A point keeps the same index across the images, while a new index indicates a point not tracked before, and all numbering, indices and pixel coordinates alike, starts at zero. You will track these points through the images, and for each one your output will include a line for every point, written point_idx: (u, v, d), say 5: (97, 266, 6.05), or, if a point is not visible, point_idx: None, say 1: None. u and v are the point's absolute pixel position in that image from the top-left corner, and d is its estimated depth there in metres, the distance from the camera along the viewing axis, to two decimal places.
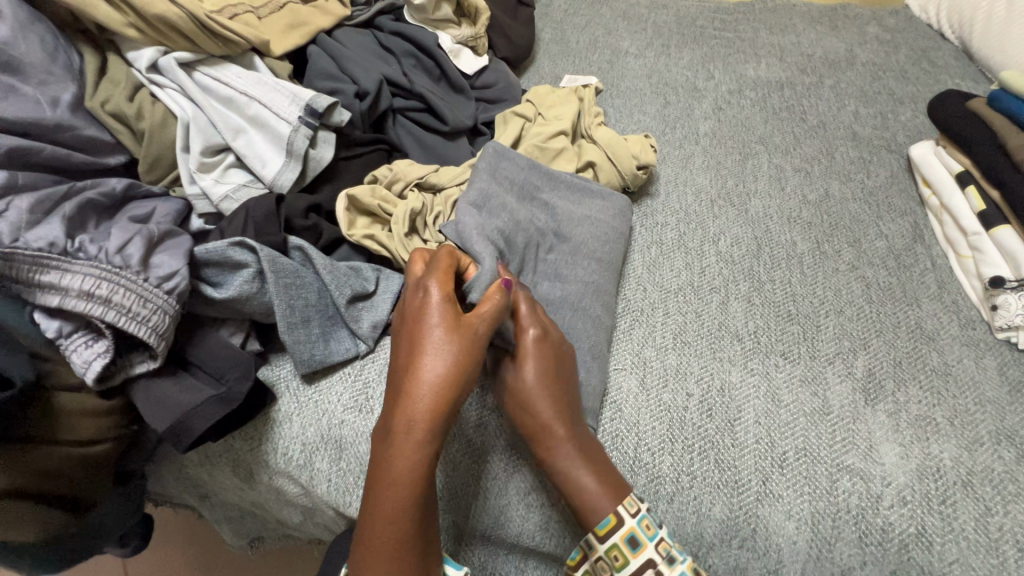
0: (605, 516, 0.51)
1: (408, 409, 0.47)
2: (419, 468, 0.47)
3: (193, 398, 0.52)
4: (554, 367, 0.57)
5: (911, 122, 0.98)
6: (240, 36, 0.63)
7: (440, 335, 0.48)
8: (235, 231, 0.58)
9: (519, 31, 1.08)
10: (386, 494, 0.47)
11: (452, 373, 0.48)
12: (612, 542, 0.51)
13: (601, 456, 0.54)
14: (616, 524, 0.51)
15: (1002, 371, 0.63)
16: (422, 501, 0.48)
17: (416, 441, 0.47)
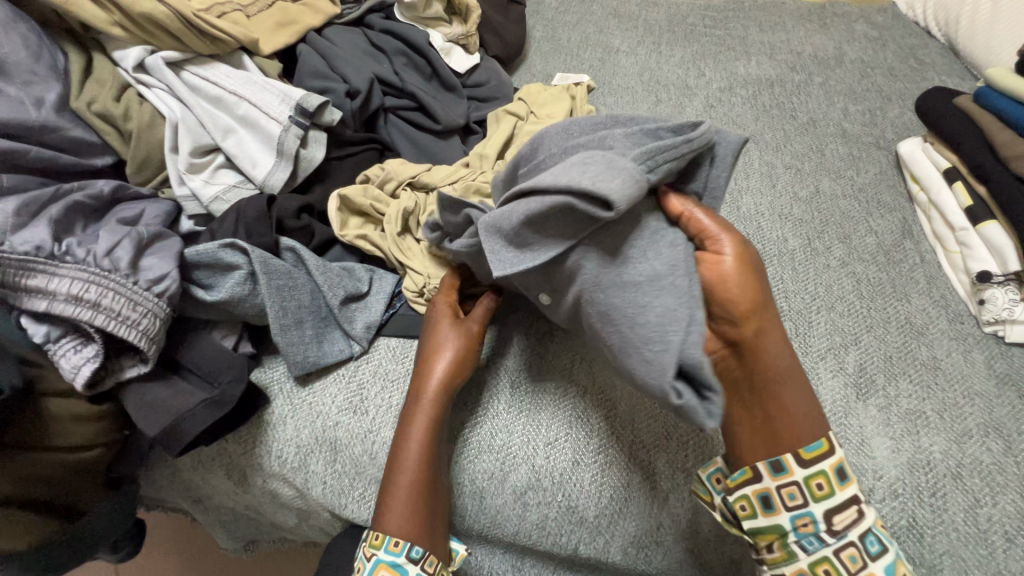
0: (816, 439, 0.47)
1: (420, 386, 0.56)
2: (428, 431, 0.54)
3: (185, 402, 0.51)
4: None
5: (899, 119, 0.99)
6: (227, 35, 0.62)
7: (447, 329, 0.58)
8: (226, 233, 0.58)
9: (510, 29, 1.07)
10: (400, 456, 0.53)
11: (457, 355, 0.57)
12: (818, 470, 0.46)
13: None
14: (827, 451, 0.46)
15: (990, 364, 0.64)
16: (434, 465, 0.53)
17: (427, 410, 0.55)
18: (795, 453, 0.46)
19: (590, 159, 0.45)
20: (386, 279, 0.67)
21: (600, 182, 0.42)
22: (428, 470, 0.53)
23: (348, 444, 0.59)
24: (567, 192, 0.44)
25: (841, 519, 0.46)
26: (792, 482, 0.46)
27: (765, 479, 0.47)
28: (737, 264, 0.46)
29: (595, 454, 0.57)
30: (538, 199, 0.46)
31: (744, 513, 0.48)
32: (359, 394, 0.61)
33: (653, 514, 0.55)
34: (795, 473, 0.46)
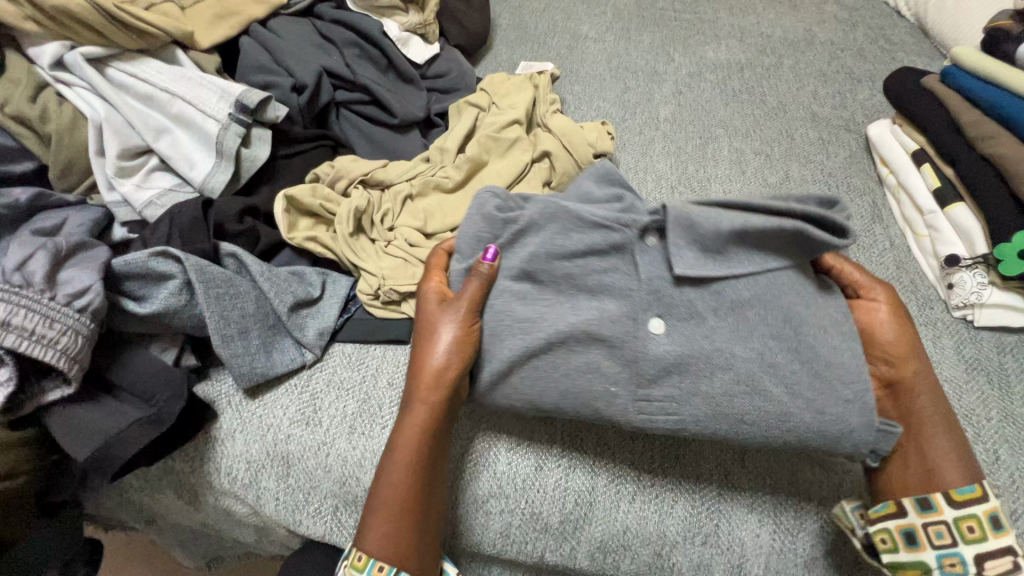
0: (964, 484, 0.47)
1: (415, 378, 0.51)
2: (420, 433, 0.50)
3: (117, 423, 0.48)
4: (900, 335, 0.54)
5: (869, 101, 0.98)
6: (156, 27, 0.59)
7: (441, 313, 0.53)
8: (159, 240, 0.54)
9: (472, 17, 1.04)
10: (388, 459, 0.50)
11: (452, 346, 0.51)
12: (970, 511, 0.46)
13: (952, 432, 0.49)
14: (980, 496, 0.46)
15: (959, 349, 0.63)
16: (426, 470, 0.50)
17: (422, 406, 0.50)
18: (945, 491, 0.47)
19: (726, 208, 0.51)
20: (340, 282, 0.64)
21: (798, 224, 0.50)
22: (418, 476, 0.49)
23: (301, 458, 0.56)
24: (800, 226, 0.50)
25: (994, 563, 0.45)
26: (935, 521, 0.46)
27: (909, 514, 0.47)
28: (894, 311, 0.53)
29: (558, 457, 0.55)
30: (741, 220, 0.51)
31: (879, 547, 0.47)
32: (312, 404, 0.58)
33: (620, 518, 0.53)
34: (943, 512, 0.47)
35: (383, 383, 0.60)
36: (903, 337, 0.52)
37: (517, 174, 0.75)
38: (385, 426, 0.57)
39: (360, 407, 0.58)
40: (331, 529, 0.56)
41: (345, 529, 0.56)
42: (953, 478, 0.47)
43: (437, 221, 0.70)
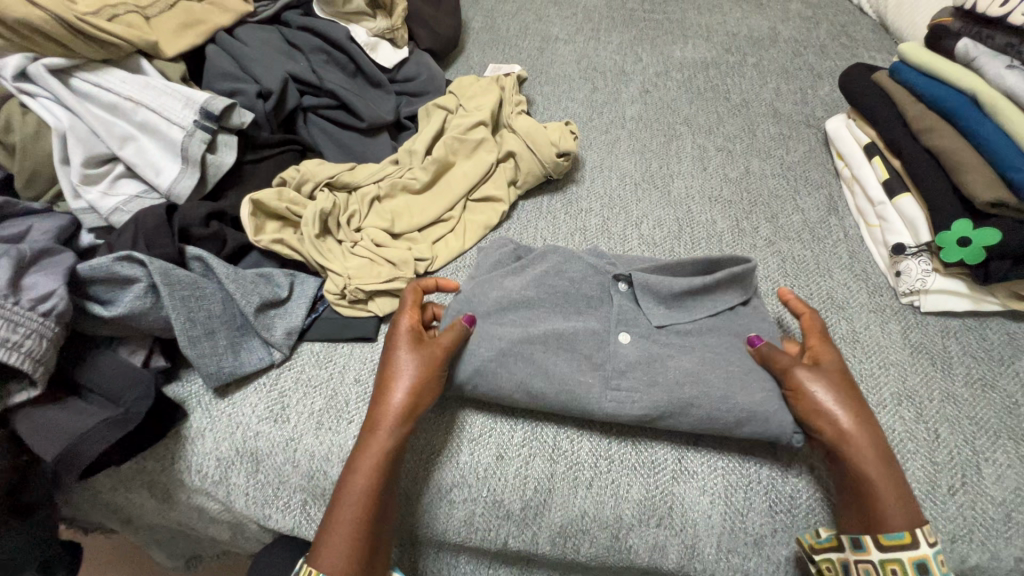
0: (896, 529, 0.47)
1: (376, 413, 0.52)
2: (380, 463, 0.50)
3: (84, 423, 0.49)
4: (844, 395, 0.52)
5: (829, 96, 1.00)
6: (119, 38, 0.60)
7: (406, 355, 0.54)
8: (124, 245, 0.56)
9: (442, 21, 1.06)
10: (346, 487, 0.50)
11: (410, 388, 0.52)
12: (894, 556, 0.46)
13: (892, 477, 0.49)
14: (909, 543, 0.46)
15: (906, 334, 0.65)
16: (382, 496, 0.50)
17: (382, 437, 0.51)
18: (874, 535, 0.47)
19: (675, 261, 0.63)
20: (307, 283, 0.66)
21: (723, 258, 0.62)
22: (375, 502, 0.49)
23: (269, 454, 0.57)
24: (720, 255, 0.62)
25: None
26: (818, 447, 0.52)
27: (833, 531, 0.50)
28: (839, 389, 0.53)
29: (518, 445, 0.57)
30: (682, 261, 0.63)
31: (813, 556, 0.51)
32: (280, 402, 0.60)
33: (578, 503, 0.55)
34: (872, 553, 0.47)
35: (349, 380, 0.61)
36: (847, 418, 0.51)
37: (481, 176, 0.78)
38: (351, 421, 0.59)
39: (327, 404, 0.60)
40: (300, 522, 0.58)
41: (314, 521, 0.58)
42: (892, 522, 0.47)
43: (405, 222, 0.73)
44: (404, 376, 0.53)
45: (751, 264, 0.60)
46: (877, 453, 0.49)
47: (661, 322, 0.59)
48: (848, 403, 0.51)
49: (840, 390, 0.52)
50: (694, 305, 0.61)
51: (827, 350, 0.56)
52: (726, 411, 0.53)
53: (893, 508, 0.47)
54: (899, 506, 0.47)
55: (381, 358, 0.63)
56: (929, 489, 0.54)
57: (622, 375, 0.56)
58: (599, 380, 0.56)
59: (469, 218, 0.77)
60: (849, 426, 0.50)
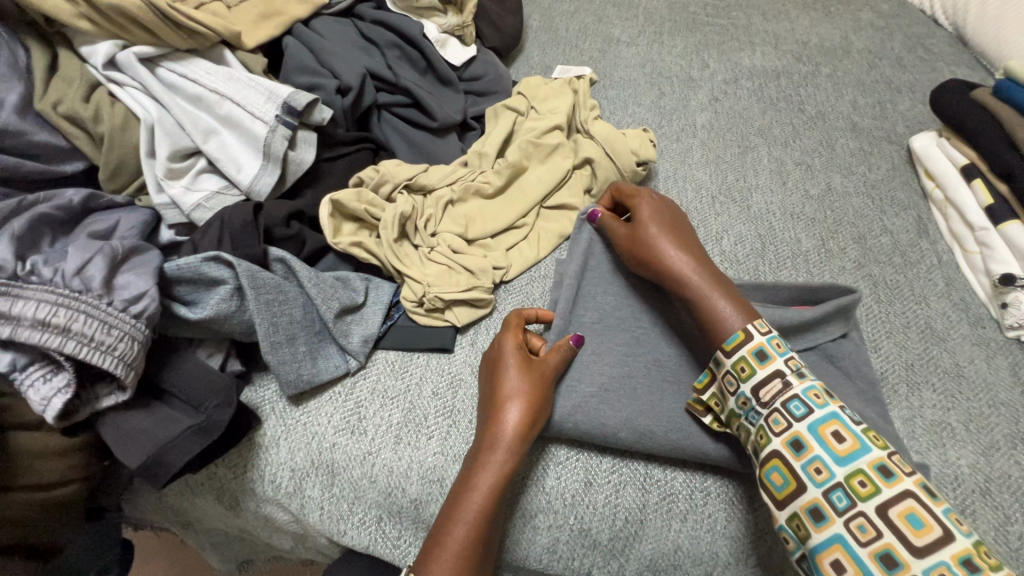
0: (732, 332, 0.48)
1: (490, 435, 0.50)
2: (494, 486, 0.48)
3: (170, 431, 0.47)
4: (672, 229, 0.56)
5: (911, 112, 0.96)
6: (206, 27, 0.58)
7: (516, 373, 0.52)
8: (209, 244, 0.53)
9: (506, 19, 1.03)
10: (457, 508, 0.48)
11: (524, 408, 0.51)
12: (937, 560, 0.36)
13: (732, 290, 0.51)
14: (743, 339, 0.47)
15: (1014, 371, 0.61)
16: (492, 522, 0.48)
17: (497, 460, 0.49)
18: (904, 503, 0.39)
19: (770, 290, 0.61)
20: (383, 288, 0.63)
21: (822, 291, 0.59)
22: (484, 526, 0.47)
23: (345, 467, 0.55)
24: (819, 287, 0.59)
25: (768, 392, 0.45)
26: (777, 372, 0.45)
27: (815, 501, 0.41)
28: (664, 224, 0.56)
29: (608, 472, 0.54)
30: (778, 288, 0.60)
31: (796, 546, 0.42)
32: (356, 413, 0.57)
33: (670, 537, 0.52)
34: None
35: (427, 393, 0.59)
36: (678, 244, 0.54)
37: (556, 182, 0.75)
38: (432, 436, 0.56)
39: (406, 417, 0.57)
40: (375, 540, 0.55)
41: (389, 540, 0.55)
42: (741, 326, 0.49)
43: (479, 227, 0.71)
44: (515, 396, 0.51)
45: (857, 295, 0.56)
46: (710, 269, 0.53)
47: None
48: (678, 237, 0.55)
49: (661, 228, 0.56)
50: (796, 339, 0.57)
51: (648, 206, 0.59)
52: None
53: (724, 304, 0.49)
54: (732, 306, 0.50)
55: (459, 370, 0.60)
56: None
57: None
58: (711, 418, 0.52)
59: (542, 226, 0.74)
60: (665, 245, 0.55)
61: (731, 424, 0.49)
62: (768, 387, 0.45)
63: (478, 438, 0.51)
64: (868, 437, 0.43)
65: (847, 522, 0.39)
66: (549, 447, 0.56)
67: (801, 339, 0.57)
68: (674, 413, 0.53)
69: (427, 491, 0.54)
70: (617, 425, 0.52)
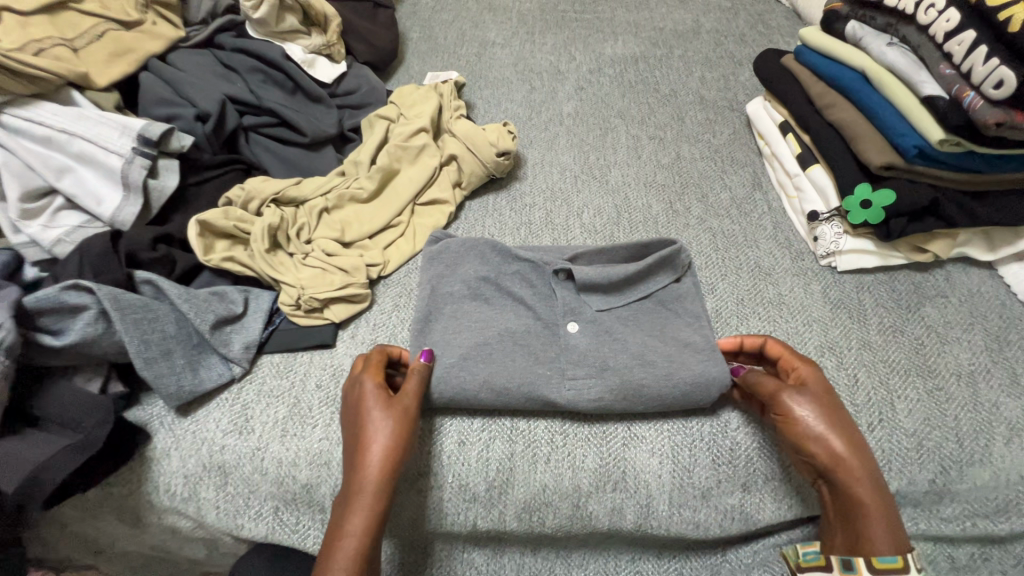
0: (889, 554, 0.49)
1: (359, 479, 0.52)
2: (367, 525, 0.52)
3: (43, 452, 0.50)
4: (841, 425, 0.53)
5: (750, 81, 1.07)
6: (49, 72, 0.62)
7: (379, 417, 0.54)
8: (71, 275, 0.56)
9: (378, 34, 1.08)
10: (334, 553, 0.51)
11: (389, 454, 0.53)
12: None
13: (885, 500, 0.51)
14: (898, 566, 0.49)
15: (826, 293, 0.71)
16: (370, 556, 0.52)
17: (369, 499, 0.52)
18: (867, 559, 0.50)
19: (612, 251, 0.68)
20: (262, 297, 0.67)
21: (654, 246, 0.68)
22: (363, 562, 0.51)
23: (236, 466, 0.58)
24: (650, 243, 0.68)
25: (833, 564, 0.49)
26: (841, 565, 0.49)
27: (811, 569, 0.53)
28: (835, 418, 0.53)
29: (479, 431, 0.60)
30: (618, 248, 0.68)
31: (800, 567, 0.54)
32: (244, 414, 0.60)
33: (538, 478, 0.58)
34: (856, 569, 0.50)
35: (311, 386, 0.63)
36: (833, 405, 0.54)
37: (425, 181, 0.81)
38: (316, 425, 0.60)
39: (291, 411, 0.61)
40: (274, 528, 0.60)
41: (288, 526, 0.60)
42: (882, 546, 0.50)
43: (355, 230, 0.76)
44: (378, 439, 0.53)
45: (677, 246, 0.66)
46: (867, 474, 0.51)
47: (601, 306, 0.64)
48: (828, 406, 0.54)
49: (819, 410, 0.53)
50: (632, 289, 0.65)
51: (808, 368, 0.57)
52: (673, 388, 0.58)
53: (883, 525, 0.50)
54: (886, 520, 0.50)
55: (341, 362, 0.65)
56: None
57: (576, 365, 0.60)
58: (555, 368, 0.59)
59: (417, 222, 0.79)
60: (815, 419, 0.53)
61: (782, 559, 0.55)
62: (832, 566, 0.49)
63: (348, 482, 0.53)
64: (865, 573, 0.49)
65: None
66: (431, 420, 0.61)
67: (638, 289, 0.66)
68: (526, 368, 0.59)
69: (316, 475, 0.58)
70: (475, 386, 0.58)
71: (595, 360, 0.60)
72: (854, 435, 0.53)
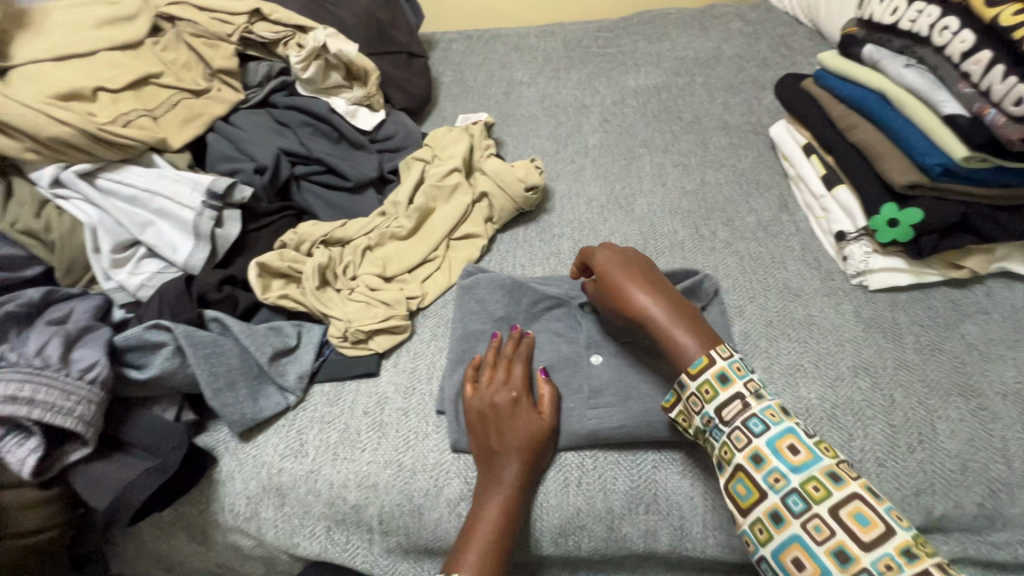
0: (697, 357, 0.55)
1: (499, 470, 0.58)
2: (499, 522, 0.55)
3: (129, 473, 0.57)
4: (642, 274, 0.62)
5: (773, 104, 1.09)
6: (134, 140, 0.72)
7: (527, 415, 0.61)
8: (152, 316, 0.64)
9: (413, 82, 1.17)
10: (477, 526, 0.55)
11: (533, 454, 0.59)
12: (704, 379, 0.53)
13: (690, 321, 0.57)
14: (707, 363, 0.54)
15: (858, 312, 0.71)
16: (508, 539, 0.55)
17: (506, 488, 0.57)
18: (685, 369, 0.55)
19: None
20: (313, 330, 0.73)
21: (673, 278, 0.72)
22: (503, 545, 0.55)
23: (292, 487, 0.63)
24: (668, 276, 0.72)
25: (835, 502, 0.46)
26: (852, 493, 0.46)
27: (776, 504, 0.48)
28: (637, 280, 0.61)
29: None
30: None
31: (719, 469, 0.53)
32: (299, 439, 0.66)
33: (571, 501, 0.61)
34: (819, 509, 0.47)
35: (359, 413, 0.67)
36: (624, 261, 0.63)
37: (459, 217, 0.86)
38: (364, 449, 0.64)
39: (341, 436, 0.65)
40: (326, 546, 0.64)
41: (338, 545, 0.64)
42: (690, 353, 0.55)
43: (395, 266, 0.81)
44: (517, 440, 0.59)
45: (701, 277, 0.70)
46: (672, 319, 0.57)
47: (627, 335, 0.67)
48: (624, 263, 0.63)
49: (619, 268, 0.63)
50: None
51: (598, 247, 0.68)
52: None
53: (686, 337, 0.56)
54: (688, 330, 0.56)
55: (385, 390, 0.70)
56: (890, 450, 0.59)
57: (598, 395, 0.64)
58: (579, 402, 0.63)
59: (452, 255, 0.84)
60: (642, 299, 0.59)
61: (684, 420, 0.56)
62: (839, 502, 0.46)
63: (486, 467, 0.59)
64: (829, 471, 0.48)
65: (725, 439, 0.52)
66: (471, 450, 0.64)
67: None
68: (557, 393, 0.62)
69: (364, 496, 0.62)
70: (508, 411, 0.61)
71: (619, 390, 0.63)
72: (664, 295, 0.60)
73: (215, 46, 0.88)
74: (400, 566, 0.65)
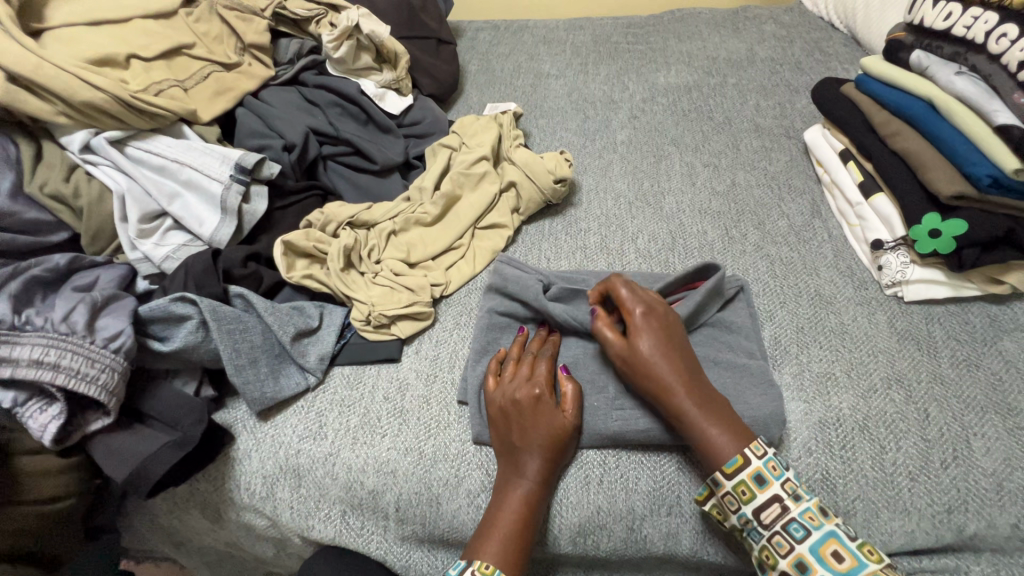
0: (732, 456, 0.53)
1: (522, 461, 0.57)
2: (519, 516, 0.55)
3: (149, 446, 0.56)
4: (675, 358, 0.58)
5: (807, 109, 1.07)
6: (165, 109, 0.71)
7: (549, 411, 0.59)
8: (177, 288, 0.64)
9: (441, 68, 1.15)
10: (498, 517, 0.55)
11: (554, 453, 0.57)
12: (739, 479, 0.52)
13: (724, 420, 0.55)
14: (743, 463, 0.52)
15: (892, 323, 0.70)
16: (528, 532, 0.54)
17: (529, 480, 0.56)
18: (718, 469, 0.53)
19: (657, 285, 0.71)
20: (336, 312, 0.72)
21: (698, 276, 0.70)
22: (522, 537, 0.54)
23: (310, 469, 0.62)
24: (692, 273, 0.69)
25: None
26: None
27: None
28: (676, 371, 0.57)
29: None
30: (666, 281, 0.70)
31: (760, 570, 0.52)
32: (318, 421, 0.65)
33: (592, 499, 0.59)
34: None
35: (379, 398, 0.66)
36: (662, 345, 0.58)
37: (486, 206, 0.85)
38: (384, 435, 0.63)
39: (361, 421, 0.64)
40: (341, 531, 0.63)
41: (353, 530, 0.63)
42: (727, 456, 0.53)
43: (420, 252, 0.80)
44: (542, 431, 0.58)
45: (722, 274, 0.67)
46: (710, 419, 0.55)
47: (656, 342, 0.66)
48: (664, 344, 0.58)
49: (659, 352, 0.58)
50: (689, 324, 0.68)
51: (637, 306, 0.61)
52: None
53: (720, 440, 0.54)
54: (723, 430, 0.54)
55: (406, 376, 0.69)
56: (923, 465, 0.58)
57: (625, 395, 0.62)
58: (604, 400, 0.62)
59: (477, 244, 0.83)
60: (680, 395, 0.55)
61: (718, 515, 0.55)
62: None
63: (510, 458, 0.58)
64: (863, 552, 0.49)
65: (766, 541, 0.51)
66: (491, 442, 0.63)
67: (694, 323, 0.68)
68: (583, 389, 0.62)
69: (382, 482, 0.61)
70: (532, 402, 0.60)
71: (645, 391, 0.62)
72: (701, 389, 0.56)
73: (248, 20, 0.87)
74: (413, 555, 0.64)
